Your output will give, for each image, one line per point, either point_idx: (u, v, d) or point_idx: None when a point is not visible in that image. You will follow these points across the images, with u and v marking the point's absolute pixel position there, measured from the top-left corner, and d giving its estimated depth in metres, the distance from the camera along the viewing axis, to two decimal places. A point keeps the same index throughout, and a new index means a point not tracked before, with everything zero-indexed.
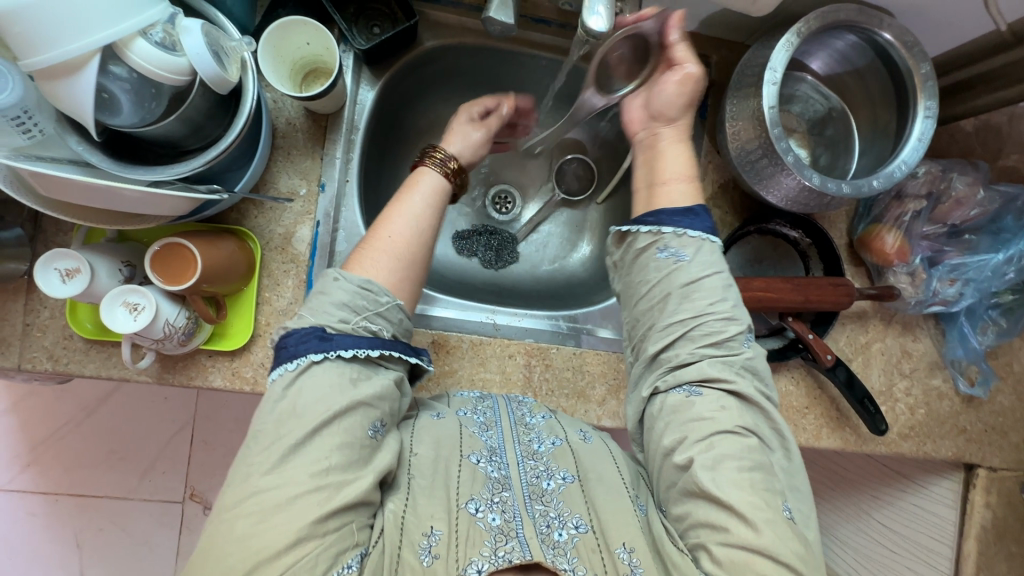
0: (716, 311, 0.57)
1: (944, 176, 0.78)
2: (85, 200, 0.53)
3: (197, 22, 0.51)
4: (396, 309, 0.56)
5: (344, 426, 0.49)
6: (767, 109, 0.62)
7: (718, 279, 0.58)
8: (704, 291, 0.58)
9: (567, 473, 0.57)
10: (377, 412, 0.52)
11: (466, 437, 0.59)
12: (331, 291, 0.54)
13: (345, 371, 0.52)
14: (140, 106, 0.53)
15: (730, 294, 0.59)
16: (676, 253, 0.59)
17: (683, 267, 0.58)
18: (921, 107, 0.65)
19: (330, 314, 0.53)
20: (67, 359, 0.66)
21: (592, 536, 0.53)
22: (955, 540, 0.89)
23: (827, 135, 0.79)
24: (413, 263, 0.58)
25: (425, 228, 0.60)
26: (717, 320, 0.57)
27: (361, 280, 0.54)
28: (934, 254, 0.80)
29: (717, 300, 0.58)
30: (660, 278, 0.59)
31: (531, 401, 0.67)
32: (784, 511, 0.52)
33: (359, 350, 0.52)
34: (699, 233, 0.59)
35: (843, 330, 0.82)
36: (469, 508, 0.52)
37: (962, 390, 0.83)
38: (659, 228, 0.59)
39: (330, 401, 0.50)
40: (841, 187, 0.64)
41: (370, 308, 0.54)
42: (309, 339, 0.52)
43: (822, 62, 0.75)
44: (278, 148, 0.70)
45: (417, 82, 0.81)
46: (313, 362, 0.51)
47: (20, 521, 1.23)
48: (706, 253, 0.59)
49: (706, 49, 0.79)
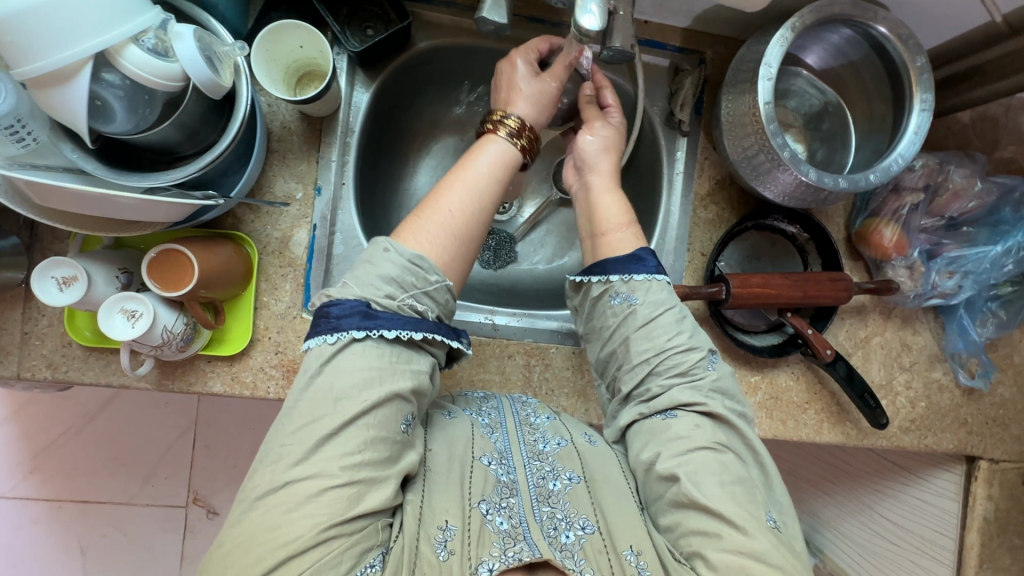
0: (676, 345, 0.59)
1: (941, 169, 0.78)
2: (80, 209, 0.52)
3: (189, 28, 0.51)
4: (444, 289, 0.55)
5: (377, 419, 0.49)
6: (763, 105, 0.62)
7: (670, 316, 0.61)
8: (662, 328, 0.60)
9: (573, 473, 0.57)
10: (409, 406, 0.52)
11: (477, 439, 0.59)
12: (379, 263, 0.53)
13: (383, 354, 0.51)
14: (134, 112, 0.53)
15: (684, 326, 0.61)
16: (629, 296, 0.61)
17: (638, 310, 0.61)
18: (917, 100, 0.64)
19: (377, 288, 0.52)
20: (66, 367, 0.66)
21: (599, 537, 0.53)
22: (957, 532, 0.89)
23: (824, 129, 0.79)
24: (467, 239, 0.58)
25: (481, 202, 0.59)
26: (679, 352, 0.59)
27: (413, 254, 0.54)
28: (933, 247, 0.79)
29: (675, 335, 0.60)
30: (618, 322, 0.61)
31: (535, 401, 0.67)
32: (768, 519, 0.53)
33: (402, 331, 0.51)
34: (644, 275, 0.61)
35: (842, 325, 0.81)
36: (481, 508, 0.52)
37: (963, 382, 0.83)
38: (607, 278, 0.62)
39: (367, 390, 0.49)
40: (838, 181, 0.64)
41: (418, 286, 0.54)
42: (352, 314, 0.51)
43: (818, 56, 0.74)
44: (273, 151, 0.70)
45: (412, 83, 0.81)
46: (354, 340, 0.50)
47: (24, 528, 1.23)
48: (655, 293, 0.61)
49: (701, 46, 0.79)
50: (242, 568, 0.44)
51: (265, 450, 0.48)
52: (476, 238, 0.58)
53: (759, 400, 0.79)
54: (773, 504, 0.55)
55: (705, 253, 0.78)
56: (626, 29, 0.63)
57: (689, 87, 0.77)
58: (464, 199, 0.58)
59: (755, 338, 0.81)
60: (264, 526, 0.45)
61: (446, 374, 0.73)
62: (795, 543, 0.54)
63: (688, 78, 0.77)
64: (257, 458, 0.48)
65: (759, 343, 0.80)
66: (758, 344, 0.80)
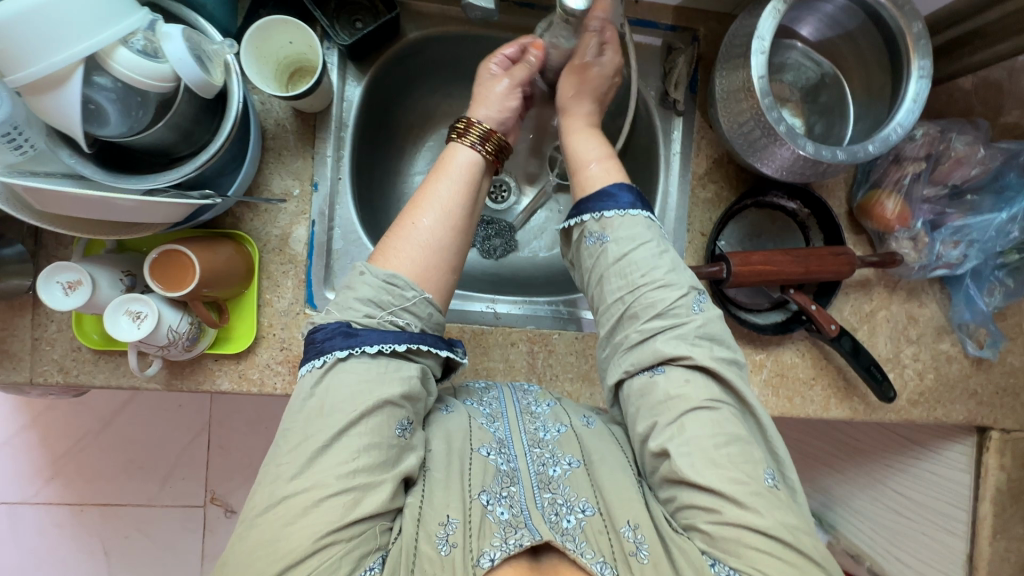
0: (653, 281, 0.59)
1: (943, 137, 0.76)
2: (83, 213, 0.53)
3: (178, 28, 0.51)
4: (424, 303, 0.56)
5: (371, 426, 0.50)
6: (757, 79, 0.61)
7: (643, 252, 0.60)
8: (637, 264, 0.59)
9: (573, 458, 0.58)
10: (404, 411, 0.52)
11: (476, 431, 0.59)
12: (356, 287, 0.55)
13: (370, 367, 0.52)
14: (128, 115, 0.53)
15: (663, 262, 0.60)
16: (602, 235, 0.61)
17: (611, 247, 0.61)
18: (915, 66, 0.63)
19: (355, 309, 0.54)
20: (77, 370, 0.67)
21: (599, 518, 0.54)
22: (970, 504, 0.89)
23: (821, 102, 0.78)
24: (439, 251, 0.58)
25: (450, 213, 0.60)
26: (658, 290, 0.58)
27: (386, 273, 0.55)
28: (936, 217, 0.78)
29: (650, 271, 0.59)
30: (595, 262, 0.62)
31: (537, 388, 0.68)
32: (768, 480, 0.53)
33: (384, 345, 0.53)
34: (615, 211, 0.61)
35: (846, 300, 0.81)
36: (481, 499, 0.52)
37: (971, 353, 0.82)
38: (580, 218, 0.62)
39: (357, 401, 0.50)
40: (837, 154, 0.63)
41: (395, 303, 0.55)
42: (334, 336, 0.53)
43: (813, 27, 0.73)
44: (269, 149, 0.70)
45: (404, 75, 0.81)
46: (339, 359, 0.52)
47: (50, 532, 1.26)
48: (627, 228, 0.61)
49: (694, 22, 0.78)
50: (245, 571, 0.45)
51: (264, 471, 0.49)
52: (448, 249, 0.59)
53: (764, 378, 0.79)
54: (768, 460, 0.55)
55: (705, 232, 0.78)
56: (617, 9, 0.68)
57: (683, 65, 0.76)
58: (431, 212, 0.59)
59: (759, 317, 0.80)
60: (264, 543, 0.45)
61: None
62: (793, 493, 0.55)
63: (682, 57, 0.76)
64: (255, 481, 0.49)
65: (763, 321, 0.80)
66: (761, 322, 0.80)
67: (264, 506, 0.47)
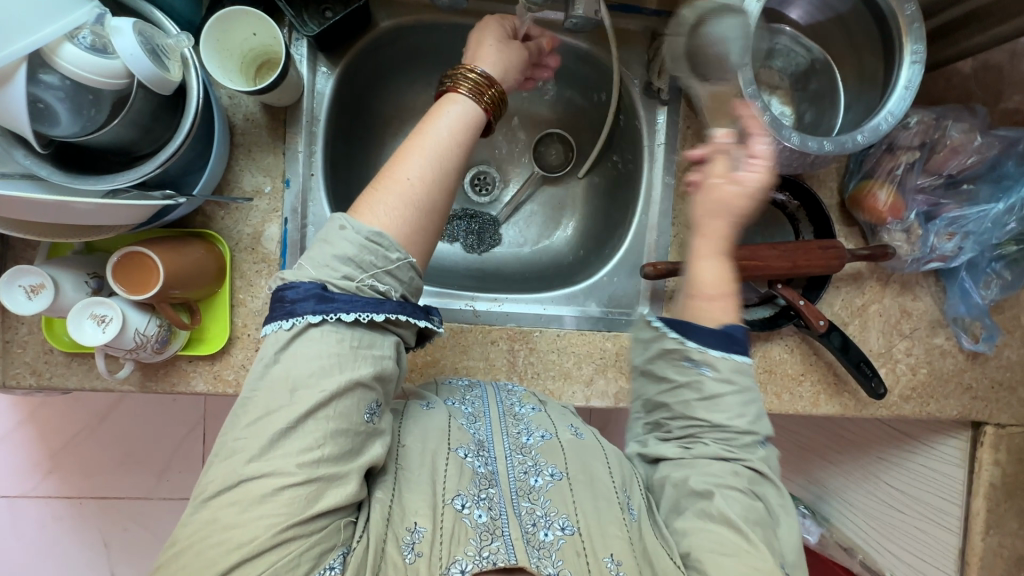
0: (735, 425, 0.55)
1: (938, 124, 0.73)
2: (37, 215, 0.51)
3: (128, 21, 0.49)
4: (408, 267, 0.54)
5: (338, 410, 0.48)
6: (740, 67, 0.58)
7: (736, 397, 0.55)
8: (725, 405, 0.55)
9: (556, 469, 0.57)
10: (374, 393, 0.51)
11: (455, 430, 0.58)
12: (335, 242, 0.52)
13: (344, 339, 0.50)
14: (80, 113, 0.51)
15: (749, 411, 0.56)
16: (702, 366, 0.54)
17: (707, 380, 0.55)
18: (908, 51, 0.61)
19: (333, 269, 0.51)
20: (50, 373, 0.67)
21: (579, 539, 0.53)
22: (963, 498, 0.88)
23: (811, 90, 0.74)
24: (429, 209, 0.56)
25: (442, 170, 0.57)
26: (735, 432, 0.55)
27: (371, 230, 0.52)
28: (931, 208, 0.76)
29: (735, 417, 0.55)
30: (682, 384, 0.56)
31: (521, 390, 0.67)
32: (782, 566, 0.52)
33: (359, 314, 0.50)
34: (722, 351, 0.54)
35: (837, 294, 0.79)
36: (455, 504, 0.52)
37: (967, 347, 0.80)
38: (684, 339, 0.55)
39: (325, 378, 0.48)
40: (823, 145, 0.61)
41: (377, 265, 0.52)
42: (307, 299, 0.49)
43: (803, 10, 0.70)
44: (238, 145, 0.68)
45: (378, 66, 0.78)
46: (310, 325, 0.49)
47: (48, 526, 1.27)
48: (731, 368, 0.55)
49: (679, 7, 0.74)
50: (198, 567, 0.43)
51: (220, 444, 0.47)
52: (435, 205, 0.56)
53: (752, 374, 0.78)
54: (790, 553, 0.54)
55: (691, 226, 0.76)
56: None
57: (666, 52, 0.73)
58: (425, 167, 0.56)
59: (745, 312, 0.78)
60: (217, 528, 0.44)
61: (429, 363, 0.72)
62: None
63: (666, 43, 0.73)
64: (211, 452, 0.47)
65: (749, 317, 0.77)
66: (748, 318, 0.77)
67: (218, 490, 0.45)
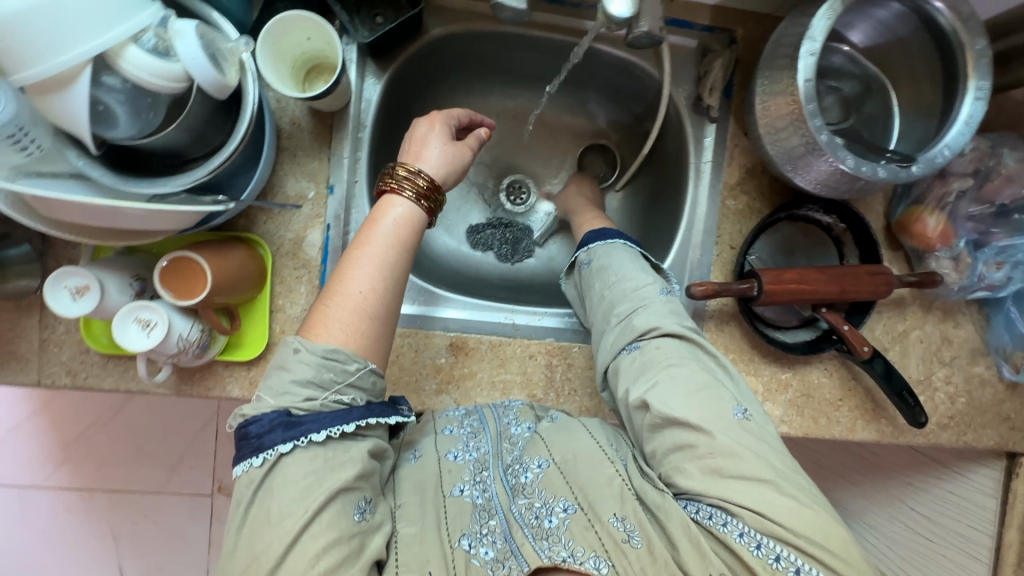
0: (630, 282, 0.65)
1: (993, 152, 0.72)
2: (87, 219, 0.51)
3: (191, 24, 0.48)
4: (369, 374, 0.53)
5: (327, 521, 0.46)
6: (803, 83, 0.58)
7: (622, 265, 0.66)
8: (617, 270, 0.66)
9: (542, 460, 0.57)
10: (360, 490, 0.49)
11: (445, 471, 0.57)
12: (293, 367, 0.50)
13: (317, 455, 0.48)
14: (138, 116, 0.50)
15: (640, 272, 0.66)
16: (588, 259, 0.69)
17: (596, 265, 0.68)
18: (972, 86, 0.59)
19: (293, 394, 0.49)
20: (85, 373, 0.66)
21: (582, 514, 0.52)
22: (994, 529, 0.87)
23: (865, 111, 0.72)
24: (383, 318, 0.55)
25: (391, 273, 0.56)
26: (634, 287, 0.64)
27: (326, 349, 0.50)
28: (979, 236, 0.74)
29: (628, 277, 0.65)
30: (585, 282, 0.69)
31: (519, 404, 0.65)
32: (736, 414, 0.54)
33: (331, 429, 0.49)
34: (602, 241, 0.70)
35: (879, 319, 0.78)
36: (463, 545, 0.51)
37: (1007, 377, 0.78)
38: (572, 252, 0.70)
39: (308, 497, 0.46)
40: (877, 171, 0.60)
41: (338, 380, 0.51)
42: (274, 429, 0.47)
43: (863, 32, 0.69)
44: (283, 149, 0.67)
45: (424, 73, 0.78)
46: (282, 454, 0.47)
47: (58, 517, 1.26)
48: (608, 252, 0.68)
49: (732, 23, 0.73)
50: None
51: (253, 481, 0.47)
52: (390, 311, 0.56)
53: (790, 398, 0.77)
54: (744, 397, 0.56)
55: (734, 245, 0.74)
56: (655, 12, 0.57)
57: (719, 68, 0.72)
58: (374, 274, 0.55)
59: (786, 335, 0.78)
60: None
61: (466, 375, 0.71)
62: (768, 428, 0.55)
63: (718, 60, 0.72)
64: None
65: (790, 340, 0.77)
66: (789, 340, 0.77)
67: None
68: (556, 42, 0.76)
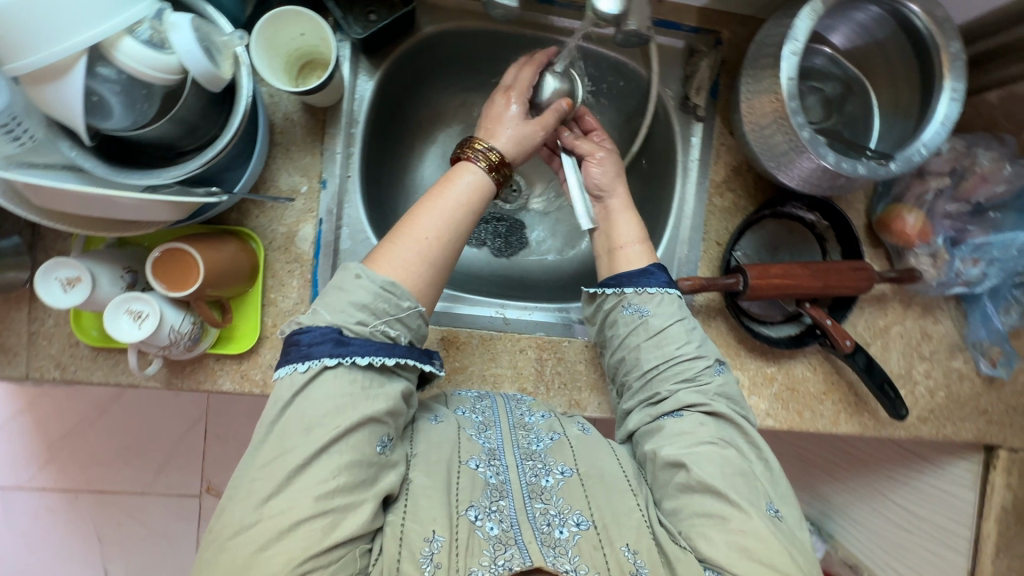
0: (686, 353, 0.63)
1: (969, 152, 0.75)
2: (81, 209, 0.51)
3: (186, 17, 0.49)
4: (417, 315, 0.55)
5: (351, 444, 0.48)
6: (786, 81, 0.59)
7: (679, 328, 0.64)
8: (673, 337, 0.63)
9: (566, 467, 0.57)
10: (386, 427, 0.51)
11: (464, 442, 0.58)
12: (350, 289, 0.52)
13: (356, 380, 0.50)
14: (132, 108, 0.51)
15: (693, 337, 0.64)
16: (641, 308, 0.65)
17: (650, 320, 0.64)
18: (948, 87, 0.61)
19: (348, 314, 0.51)
20: (74, 366, 0.65)
21: (594, 532, 0.53)
22: (973, 521, 0.89)
23: (846, 112, 0.74)
24: (442, 266, 0.57)
25: (457, 230, 0.58)
26: (688, 360, 0.63)
27: (385, 281, 0.53)
28: (956, 233, 0.77)
29: (683, 344, 0.63)
30: (630, 332, 0.65)
31: (530, 399, 0.67)
32: (768, 509, 0.55)
33: (374, 358, 0.51)
34: (657, 288, 0.65)
35: (861, 314, 0.79)
36: (469, 515, 0.51)
37: (983, 371, 0.81)
38: (620, 289, 0.66)
39: (339, 417, 0.48)
40: (857, 168, 0.62)
41: (391, 312, 0.53)
42: (324, 341, 0.50)
43: (843, 35, 0.71)
44: (276, 144, 0.68)
45: (418, 70, 0.79)
46: (326, 367, 0.49)
47: (42, 518, 1.24)
48: (665, 305, 0.65)
49: (718, 25, 0.75)
50: None
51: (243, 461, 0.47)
52: (450, 260, 0.58)
53: (775, 392, 0.78)
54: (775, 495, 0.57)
55: (721, 242, 0.76)
56: (643, 11, 0.59)
57: (705, 70, 0.74)
58: (439, 226, 0.57)
59: (772, 329, 0.79)
60: (236, 567, 0.43)
61: (457, 369, 0.72)
62: (794, 525, 0.56)
63: (705, 60, 0.74)
64: (224, 496, 0.46)
65: (776, 334, 0.79)
66: (774, 335, 0.78)
67: None
68: (546, 42, 0.77)
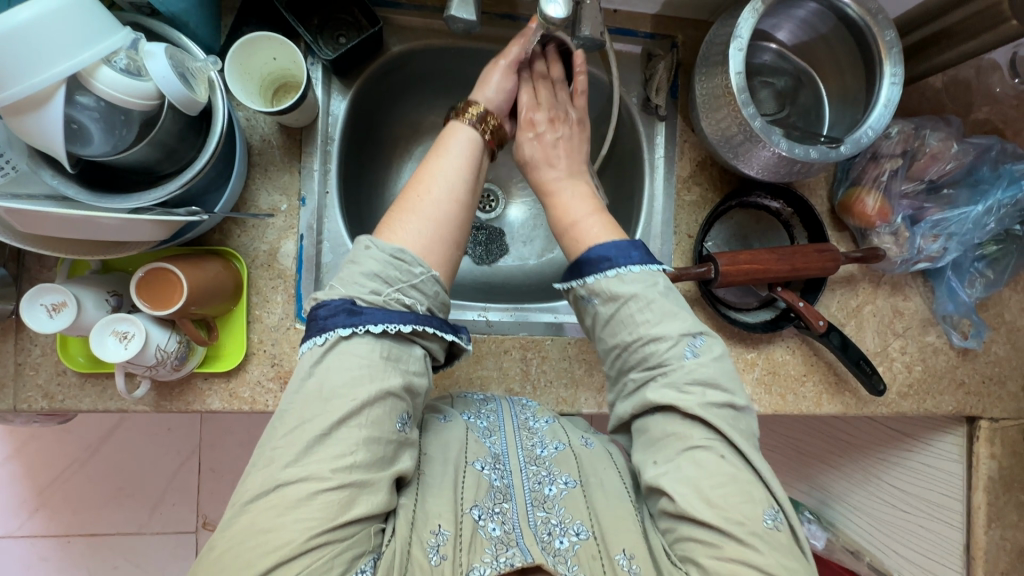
0: (642, 339, 0.57)
1: (918, 134, 0.79)
2: (63, 233, 0.52)
3: (161, 47, 0.51)
4: (432, 281, 0.56)
5: (369, 418, 0.49)
6: (735, 76, 0.63)
7: (630, 308, 0.58)
8: (625, 323, 0.58)
9: (570, 478, 0.57)
10: (404, 404, 0.52)
11: (472, 443, 0.58)
12: (361, 262, 0.54)
13: (374, 350, 0.51)
14: (111, 133, 0.53)
15: (648, 317, 0.58)
16: (589, 298, 0.61)
17: (600, 309, 0.60)
18: (887, 72, 0.65)
19: (361, 286, 0.53)
20: (62, 395, 0.66)
21: (593, 543, 0.53)
22: (964, 493, 0.90)
23: (799, 102, 0.79)
24: (450, 223, 0.59)
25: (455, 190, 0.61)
26: (648, 346, 0.57)
27: (394, 248, 0.54)
28: (916, 211, 0.80)
29: (637, 329, 0.58)
30: (591, 324, 0.62)
31: (535, 404, 0.68)
32: (766, 520, 0.51)
33: (389, 325, 0.52)
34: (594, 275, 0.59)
35: (833, 296, 0.82)
36: (473, 513, 0.52)
37: (957, 344, 0.83)
38: (570, 283, 0.62)
39: (356, 387, 0.49)
40: (809, 152, 0.65)
41: (404, 279, 0.54)
42: (337, 313, 0.51)
43: (788, 32, 0.75)
44: (255, 165, 0.70)
45: (388, 87, 0.82)
46: (342, 337, 0.51)
47: (33, 567, 1.22)
48: (612, 288, 0.59)
49: (672, 30, 0.80)
50: None
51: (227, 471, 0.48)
52: (461, 224, 0.61)
53: (757, 376, 0.80)
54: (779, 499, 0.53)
55: (692, 234, 0.79)
56: (594, 17, 0.63)
57: (663, 71, 0.78)
58: (442, 189, 0.60)
59: (747, 316, 0.81)
60: (240, 547, 0.44)
61: (444, 374, 0.74)
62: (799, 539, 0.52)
63: (662, 63, 0.78)
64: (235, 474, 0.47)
65: (752, 320, 0.81)
66: (750, 321, 0.81)
67: None
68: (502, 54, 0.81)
